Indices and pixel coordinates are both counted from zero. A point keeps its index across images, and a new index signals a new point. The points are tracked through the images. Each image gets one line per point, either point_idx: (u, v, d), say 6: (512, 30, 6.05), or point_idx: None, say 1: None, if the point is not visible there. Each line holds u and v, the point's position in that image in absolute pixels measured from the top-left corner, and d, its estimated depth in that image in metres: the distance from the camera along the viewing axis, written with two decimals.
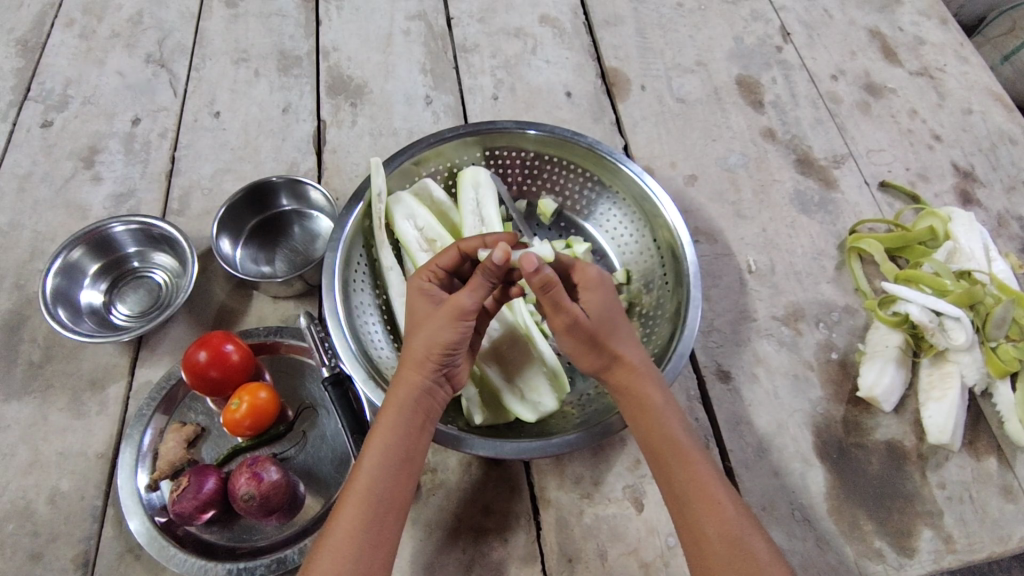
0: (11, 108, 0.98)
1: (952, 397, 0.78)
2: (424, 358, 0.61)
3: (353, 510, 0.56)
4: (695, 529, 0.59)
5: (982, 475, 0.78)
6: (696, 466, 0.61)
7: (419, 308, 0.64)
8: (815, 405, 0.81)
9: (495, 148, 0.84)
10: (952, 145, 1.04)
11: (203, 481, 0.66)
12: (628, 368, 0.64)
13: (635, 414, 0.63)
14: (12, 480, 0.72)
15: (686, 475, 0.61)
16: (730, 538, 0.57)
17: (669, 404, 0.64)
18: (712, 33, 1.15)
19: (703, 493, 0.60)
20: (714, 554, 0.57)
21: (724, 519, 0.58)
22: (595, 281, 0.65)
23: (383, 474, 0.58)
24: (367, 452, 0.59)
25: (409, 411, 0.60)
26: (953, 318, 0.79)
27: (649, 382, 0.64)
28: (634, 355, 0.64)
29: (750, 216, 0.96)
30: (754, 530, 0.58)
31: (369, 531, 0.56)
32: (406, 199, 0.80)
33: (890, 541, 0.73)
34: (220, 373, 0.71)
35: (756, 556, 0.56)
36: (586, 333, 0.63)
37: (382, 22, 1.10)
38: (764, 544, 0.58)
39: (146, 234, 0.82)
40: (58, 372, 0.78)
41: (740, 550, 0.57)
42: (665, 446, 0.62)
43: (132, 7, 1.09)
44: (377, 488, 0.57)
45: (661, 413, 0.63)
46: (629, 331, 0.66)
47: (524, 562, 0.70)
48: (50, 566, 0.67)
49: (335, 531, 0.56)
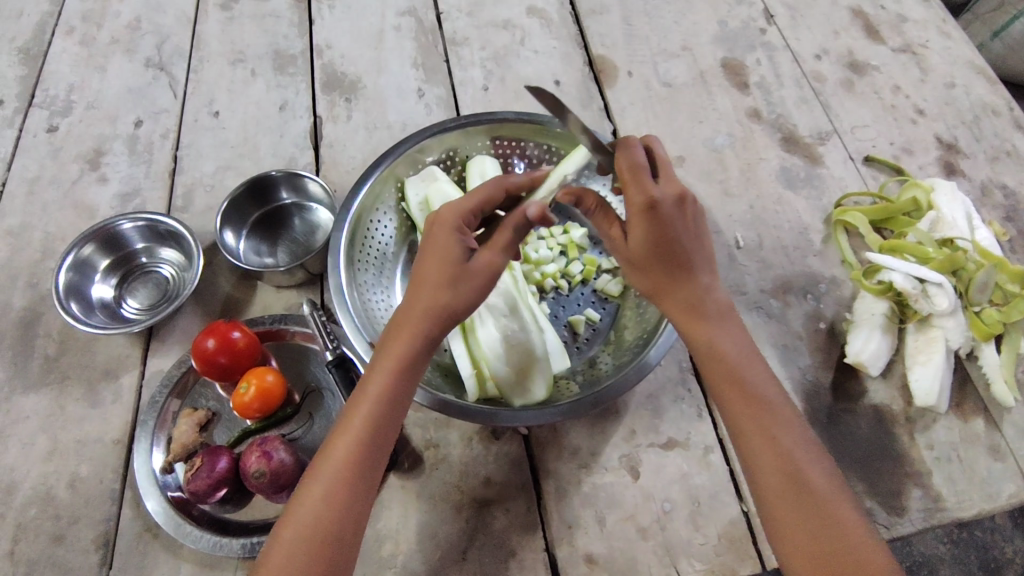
0: (16, 115, 1.01)
1: (937, 360, 0.80)
2: (445, 312, 0.60)
3: (339, 468, 0.57)
4: (754, 462, 0.60)
5: (969, 435, 0.80)
6: (760, 410, 0.61)
7: (447, 253, 0.61)
8: (804, 372, 0.84)
9: (499, 136, 0.87)
10: (936, 119, 1.06)
11: (216, 461, 0.69)
12: (689, 306, 0.62)
13: (706, 359, 0.63)
14: (34, 467, 0.75)
15: (755, 421, 0.61)
16: (794, 479, 0.58)
17: (727, 342, 0.63)
18: (697, 18, 1.18)
19: (763, 428, 0.60)
20: (771, 487, 0.58)
21: (782, 456, 0.59)
22: (637, 214, 0.58)
23: (377, 420, 0.59)
24: (360, 403, 0.59)
25: (408, 354, 0.60)
26: (936, 285, 0.82)
27: (712, 324, 0.63)
28: (697, 292, 0.62)
29: (737, 194, 0.98)
30: (813, 464, 0.59)
31: (356, 490, 0.57)
32: (445, 187, 0.83)
33: (879, 501, 0.76)
34: (228, 359, 0.74)
35: (822, 494, 0.57)
36: (645, 258, 0.61)
37: (374, 18, 1.13)
38: (825, 479, 0.58)
39: (152, 230, 0.85)
40: (73, 365, 0.81)
41: (798, 484, 0.58)
42: (727, 381, 0.62)
43: (129, 14, 1.12)
44: (368, 433, 0.58)
45: (730, 355, 0.62)
46: (705, 252, 0.62)
47: (525, 530, 0.72)
48: (72, 547, 0.71)
49: (318, 486, 0.57)
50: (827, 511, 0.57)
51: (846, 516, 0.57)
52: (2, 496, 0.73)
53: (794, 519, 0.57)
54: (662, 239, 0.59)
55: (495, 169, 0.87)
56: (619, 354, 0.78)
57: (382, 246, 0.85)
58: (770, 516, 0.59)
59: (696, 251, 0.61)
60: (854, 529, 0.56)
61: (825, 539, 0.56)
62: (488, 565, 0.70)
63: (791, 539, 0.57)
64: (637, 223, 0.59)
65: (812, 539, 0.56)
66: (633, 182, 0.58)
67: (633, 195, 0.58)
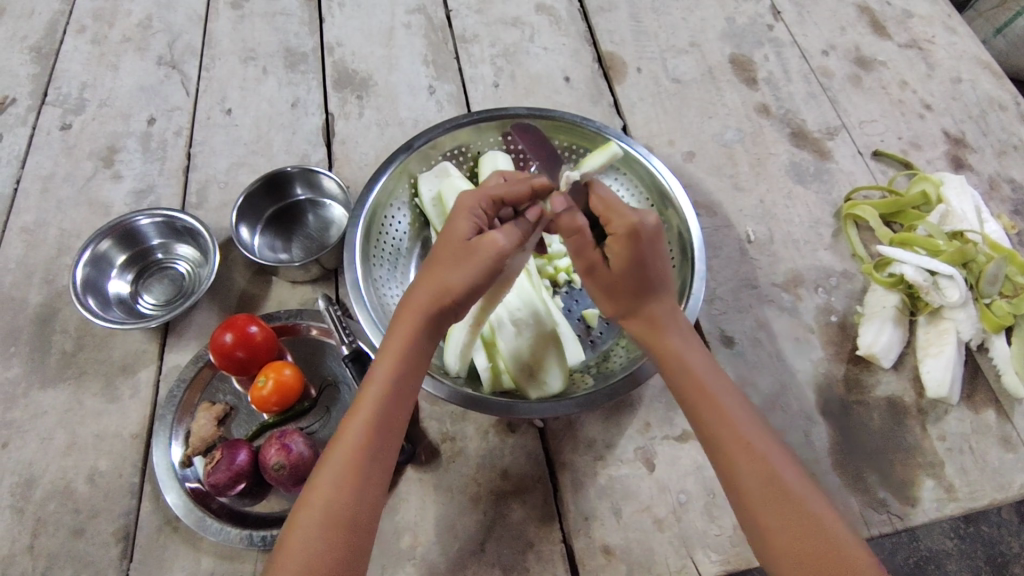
0: (29, 113, 1.02)
1: (949, 352, 0.81)
2: (444, 298, 0.60)
3: (349, 454, 0.57)
4: (731, 471, 0.59)
5: (981, 426, 0.81)
6: (733, 418, 0.61)
7: (456, 235, 0.61)
8: (817, 365, 0.84)
9: (512, 132, 0.88)
10: (943, 114, 1.06)
11: (235, 454, 0.69)
12: (650, 320, 0.65)
13: (670, 368, 0.64)
14: (53, 462, 0.75)
15: (727, 429, 0.60)
16: (774, 484, 0.58)
17: (686, 345, 0.64)
18: (705, 15, 1.18)
19: (733, 435, 0.60)
20: (751, 492, 0.58)
21: (758, 460, 0.59)
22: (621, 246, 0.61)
23: (384, 404, 0.59)
24: (368, 388, 0.60)
25: (413, 335, 0.61)
26: (948, 277, 0.83)
27: (672, 332, 0.65)
28: (661, 311, 0.65)
29: (748, 188, 0.99)
30: (786, 462, 0.59)
31: (368, 471, 0.57)
32: (458, 183, 0.84)
33: (892, 492, 0.76)
34: (246, 353, 0.74)
35: (797, 497, 0.57)
36: (617, 282, 0.63)
37: (384, 16, 1.13)
38: (801, 480, 0.58)
39: (170, 226, 0.86)
40: (90, 360, 0.82)
41: (778, 486, 0.57)
42: (693, 393, 0.63)
43: (141, 13, 1.13)
44: (377, 416, 0.59)
45: (696, 369, 0.63)
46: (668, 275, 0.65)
47: (542, 522, 0.73)
48: (92, 541, 0.71)
49: (328, 472, 0.57)
50: (808, 512, 0.57)
51: (827, 516, 0.57)
52: (21, 491, 0.74)
53: (772, 523, 0.57)
54: (634, 266, 0.61)
55: (508, 164, 0.87)
56: (632, 348, 0.78)
57: (397, 241, 0.85)
58: (754, 523, 0.58)
59: (660, 276, 0.64)
60: (833, 528, 0.56)
61: (806, 544, 0.55)
62: (506, 556, 0.71)
63: (772, 542, 0.57)
64: (617, 246, 0.61)
65: (797, 543, 0.55)
66: (614, 214, 0.62)
67: (616, 222, 0.61)
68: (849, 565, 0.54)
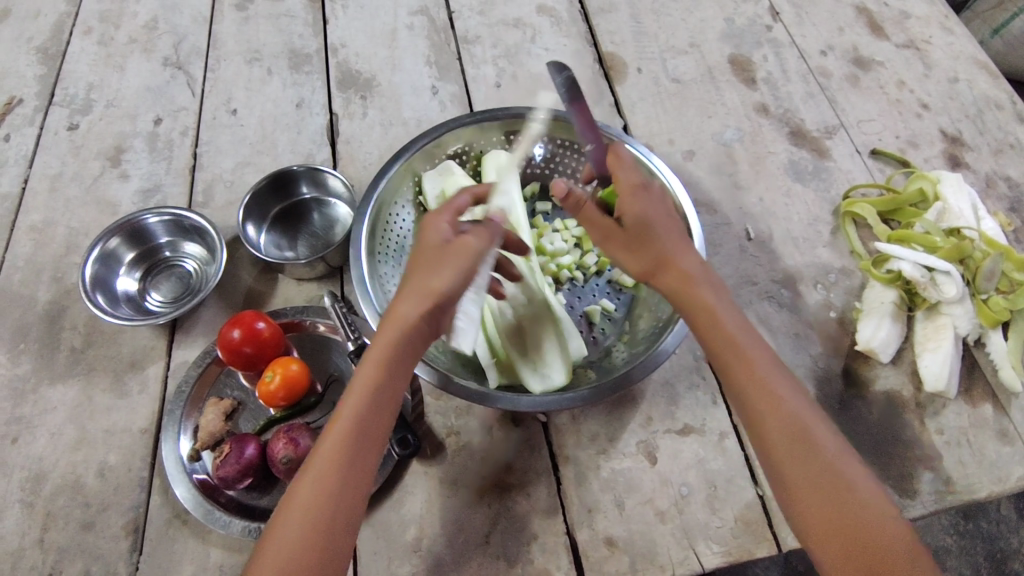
0: (37, 113, 1.03)
1: (946, 347, 0.82)
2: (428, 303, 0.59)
3: (325, 460, 0.55)
4: (762, 432, 0.58)
5: (978, 420, 0.82)
6: (764, 376, 0.60)
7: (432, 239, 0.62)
8: (816, 360, 0.85)
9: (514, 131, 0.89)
10: (940, 113, 1.08)
11: (244, 448, 0.70)
12: (680, 274, 0.64)
13: (699, 321, 0.63)
14: (62, 456, 0.76)
15: (756, 389, 0.59)
16: (804, 442, 0.57)
17: (722, 304, 0.63)
18: (704, 15, 1.19)
19: (764, 392, 0.59)
20: (779, 450, 0.57)
21: (787, 417, 0.58)
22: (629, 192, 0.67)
23: (369, 408, 0.57)
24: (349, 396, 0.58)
25: (398, 340, 0.58)
26: (944, 273, 0.84)
27: (705, 287, 0.64)
28: (688, 264, 0.65)
29: (747, 187, 1.00)
30: (818, 422, 0.58)
31: (349, 476, 0.55)
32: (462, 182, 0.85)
33: (891, 484, 0.77)
34: (254, 349, 0.75)
35: (828, 456, 0.56)
36: (634, 236, 0.66)
37: (387, 17, 1.15)
38: (834, 443, 0.57)
39: (177, 225, 0.87)
40: (99, 356, 0.83)
41: (805, 444, 0.57)
42: (726, 351, 0.61)
43: (147, 14, 1.14)
44: (358, 425, 0.56)
45: (729, 326, 0.62)
46: (682, 236, 0.67)
47: (545, 515, 0.74)
48: (102, 534, 0.72)
49: (308, 479, 0.55)
50: (838, 469, 0.56)
51: (857, 476, 0.56)
52: (31, 485, 0.75)
53: (804, 485, 0.56)
54: (644, 217, 0.66)
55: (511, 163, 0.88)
56: (634, 344, 0.79)
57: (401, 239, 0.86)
58: (784, 488, 0.57)
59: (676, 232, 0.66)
60: (863, 488, 0.55)
61: (839, 506, 0.55)
62: (511, 548, 0.72)
63: (801, 504, 0.56)
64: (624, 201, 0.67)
65: (824, 509, 0.55)
66: (619, 173, 0.68)
67: (622, 176, 0.68)
68: (878, 527, 0.54)
